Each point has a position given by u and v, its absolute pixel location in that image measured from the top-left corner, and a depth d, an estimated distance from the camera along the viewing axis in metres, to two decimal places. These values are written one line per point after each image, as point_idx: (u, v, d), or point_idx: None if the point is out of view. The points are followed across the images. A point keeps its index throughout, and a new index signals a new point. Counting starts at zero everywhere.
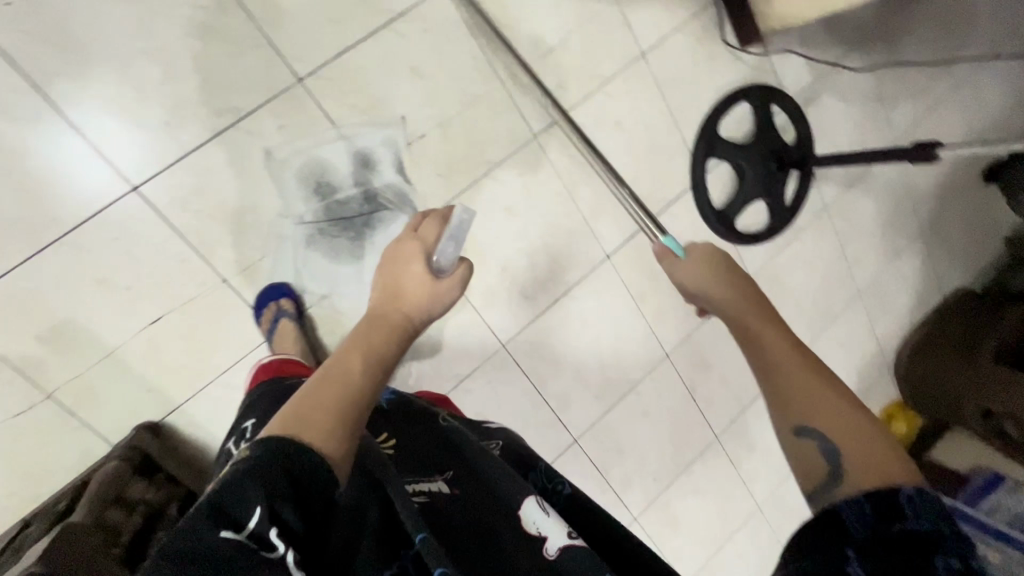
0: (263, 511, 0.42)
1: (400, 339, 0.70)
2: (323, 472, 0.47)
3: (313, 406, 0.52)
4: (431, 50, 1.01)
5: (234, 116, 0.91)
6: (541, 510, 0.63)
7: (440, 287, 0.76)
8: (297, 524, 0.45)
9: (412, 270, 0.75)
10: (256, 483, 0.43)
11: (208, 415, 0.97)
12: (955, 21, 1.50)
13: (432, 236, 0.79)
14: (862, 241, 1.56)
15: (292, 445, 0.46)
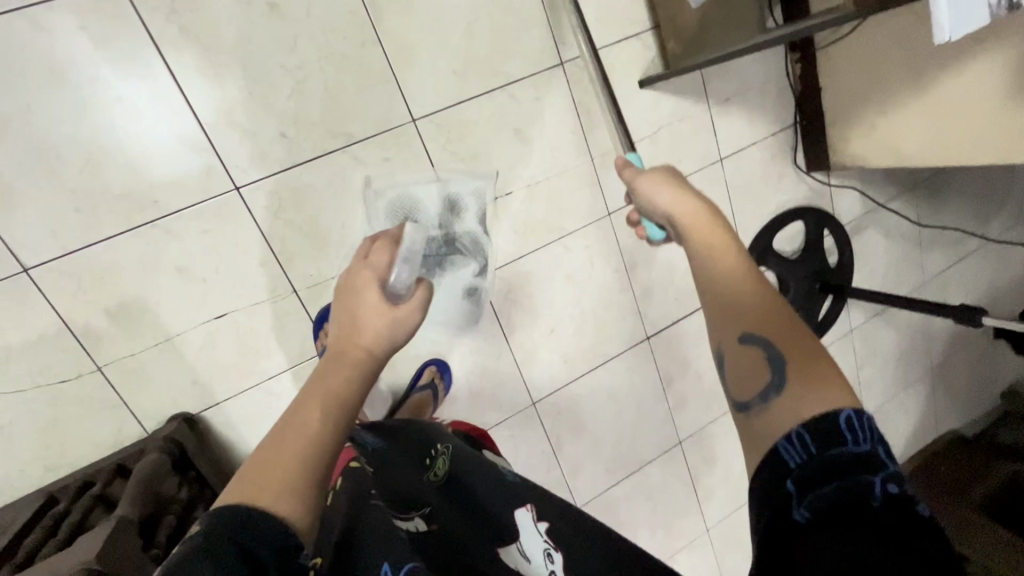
0: None
1: (363, 376, 0.63)
2: (281, 535, 0.49)
3: (265, 470, 0.51)
4: (537, 117, 1.06)
5: (346, 140, 0.94)
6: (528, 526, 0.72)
7: (400, 312, 0.68)
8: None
9: (364, 300, 0.67)
10: (205, 563, 0.44)
11: (244, 416, 0.98)
12: (999, 187, 1.60)
13: (382, 262, 0.71)
14: (875, 369, 1.63)
15: (244, 515, 0.48)
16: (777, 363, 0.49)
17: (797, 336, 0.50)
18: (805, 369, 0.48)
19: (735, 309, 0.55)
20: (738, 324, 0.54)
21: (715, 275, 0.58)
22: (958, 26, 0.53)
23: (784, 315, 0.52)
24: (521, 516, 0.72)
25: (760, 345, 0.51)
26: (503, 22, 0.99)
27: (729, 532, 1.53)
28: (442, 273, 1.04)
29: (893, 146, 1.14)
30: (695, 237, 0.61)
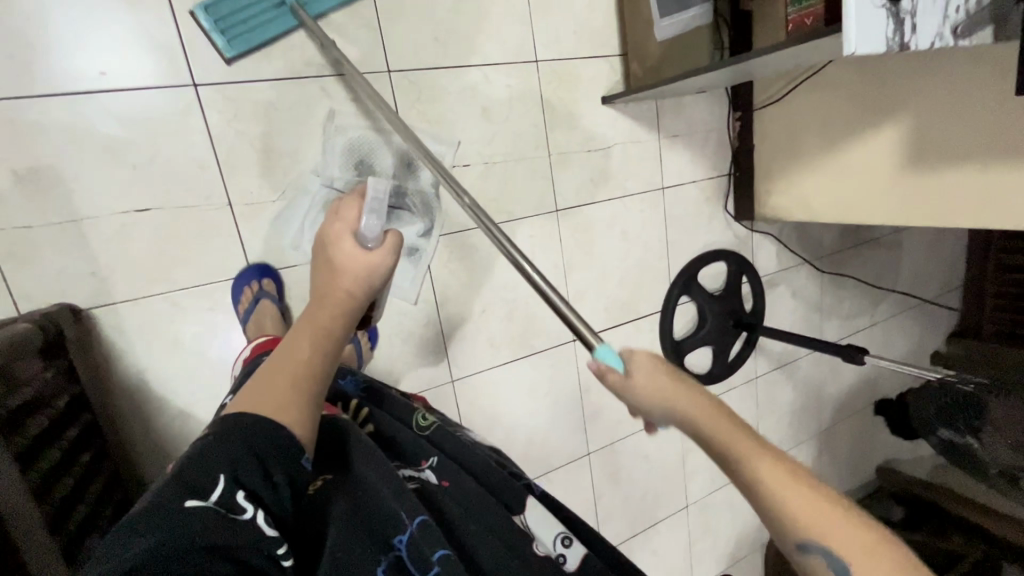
0: (226, 478, 0.52)
1: (345, 314, 0.70)
2: (278, 435, 0.56)
3: (266, 386, 0.61)
4: (505, 102, 1.13)
5: (318, 71, 0.96)
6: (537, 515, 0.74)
7: (373, 257, 0.70)
8: (262, 492, 0.54)
9: (340, 249, 0.69)
10: (220, 458, 0.52)
11: (140, 324, 0.90)
12: (888, 275, 1.84)
13: (354, 215, 0.72)
14: (773, 420, 1.74)
15: (252, 418, 0.57)
16: (839, 562, 0.51)
17: (845, 529, 0.52)
18: (858, 557, 0.51)
19: (780, 512, 0.54)
20: (795, 534, 0.53)
21: (739, 474, 0.57)
22: (860, 44, 0.64)
23: (816, 494, 0.54)
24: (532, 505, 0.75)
25: (821, 556, 0.52)
26: (490, 10, 1.08)
27: None
28: (386, 223, 1.06)
29: (806, 202, 1.30)
30: (700, 430, 0.59)
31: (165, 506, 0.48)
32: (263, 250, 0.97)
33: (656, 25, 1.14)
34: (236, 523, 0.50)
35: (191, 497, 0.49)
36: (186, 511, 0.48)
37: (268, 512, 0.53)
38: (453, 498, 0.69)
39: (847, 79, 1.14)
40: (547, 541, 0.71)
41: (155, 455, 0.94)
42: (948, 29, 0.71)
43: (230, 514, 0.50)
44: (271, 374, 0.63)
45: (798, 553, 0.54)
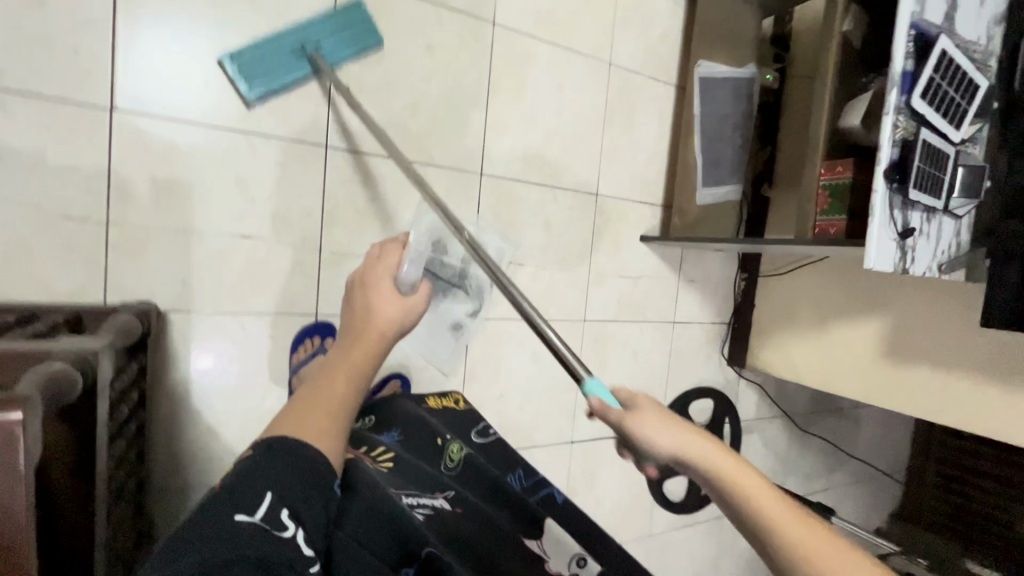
0: (270, 496, 0.57)
1: (375, 357, 0.75)
2: (321, 464, 0.62)
3: (305, 415, 0.65)
4: (565, 220, 1.30)
5: (424, 159, 1.12)
6: (547, 536, 0.85)
7: (408, 304, 0.79)
8: (299, 511, 0.59)
9: (381, 291, 0.78)
10: (264, 478, 0.58)
11: (204, 337, 0.94)
12: (845, 445, 2.00)
13: (394, 262, 0.81)
14: (729, 564, 1.78)
15: (294, 444, 0.61)
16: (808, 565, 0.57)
17: (824, 543, 0.58)
18: None
19: (790, 544, 0.58)
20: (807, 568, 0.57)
21: (758, 514, 0.60)
22: (877, 259, 0.83)
23: (839, 547, 0.58)
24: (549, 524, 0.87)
25: None
26: (570, 146, 1.29)
27: None
28: (443, 299, 1.16)
29: (793, 364, 1.48)
30: (719, 476, 0.62)
31: (220, 518, 0.54)
32: (334, 296, 1.05)
33: (699, 191, 1.38)
34: (278, 539, 0.55)
35: (239, 511, 0.55)
36: (236, 525, 0.54)
37: (307, 533, 0.58)
38: (465, 523, 0.78)
39: (843, 270, 1.37)
40: (563, 564, 0.82)
41: (170, 469, 0.94)
42: (935, 264, 0.92)
43: (272, 532, 0.55)
44: (311, 404, 0.67)
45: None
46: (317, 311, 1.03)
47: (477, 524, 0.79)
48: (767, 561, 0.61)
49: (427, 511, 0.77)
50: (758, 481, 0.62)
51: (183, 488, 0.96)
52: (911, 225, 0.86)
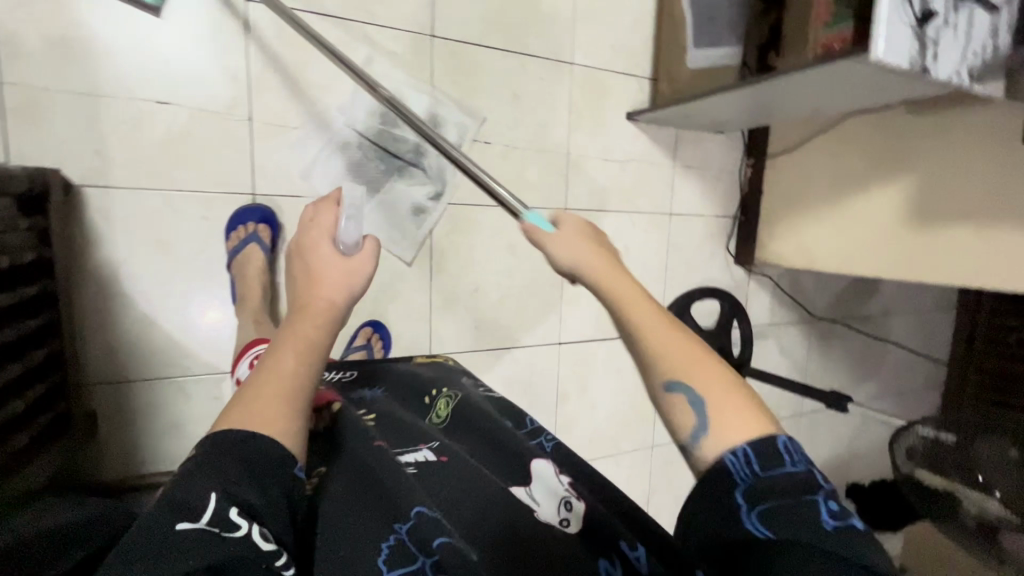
0: (217, 496, 0.44)
1: (328, 325, 0.58)
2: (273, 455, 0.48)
3: (243, 407, 0.50)
4: (536, 94, 1.17)
5: (366, 19, 1.00)
6: (533, 479, 0.64)
7: (353, 263, 0.62)
8: (258, 501, 0.46)
9: (315, 255, 0.61)
10: (209, 479, 0.45)
11: (128, 214, 0.87)
12: (873, 355, 1.84)
13: (330, 218, 0.63)
14: None
15: (230, 444, 0.47)
16: (699, 405, 0.47)
17: (709, 370, 0.48)
18: (717, 401, 0.46)
19: (659, 350, 0.49)
20: (657, 370, 0.49)
21: (632, 330, 0.51)
22: (889, 51, 0.68)
23: (694, 347, 0.49)
24: (539, 465, 0.66)
25: (683, 393, 0.47)
26: (536, 5, 1.14)
27: None
28: (398, 178, 1.05)
29: (806, 250, 1.34)
30: (608, 288, 0.54)
31: (154, 526, 0.42)
32: (274, 174, 0.96)
33: (689, 53, 1.21)
34: (231, 544, 0.43)
35: (182, 518, 0.42)
36: (174, 536, 0.41)
37: (264, 527, 0.45)
38: (454, 478, 0.61)
39: (864, 133, 1.19)
40: (547, 507, 0.60)
41: (104, 361, 0.88)
42: (965, 69, 0.75)
43: (221, 536, 0.42)
44: (253, 393, 0.51)
45: (660, 390, 0.49)
46: (255, 191, 0.95)
47: (470, 470, 0.62)
48: (653, 403, 0.50)
49: (412, 467, 0.62)
50: (630, 285, 0.54)
51: (127, 379, 0.90)
52: (932, 9, 0.69)
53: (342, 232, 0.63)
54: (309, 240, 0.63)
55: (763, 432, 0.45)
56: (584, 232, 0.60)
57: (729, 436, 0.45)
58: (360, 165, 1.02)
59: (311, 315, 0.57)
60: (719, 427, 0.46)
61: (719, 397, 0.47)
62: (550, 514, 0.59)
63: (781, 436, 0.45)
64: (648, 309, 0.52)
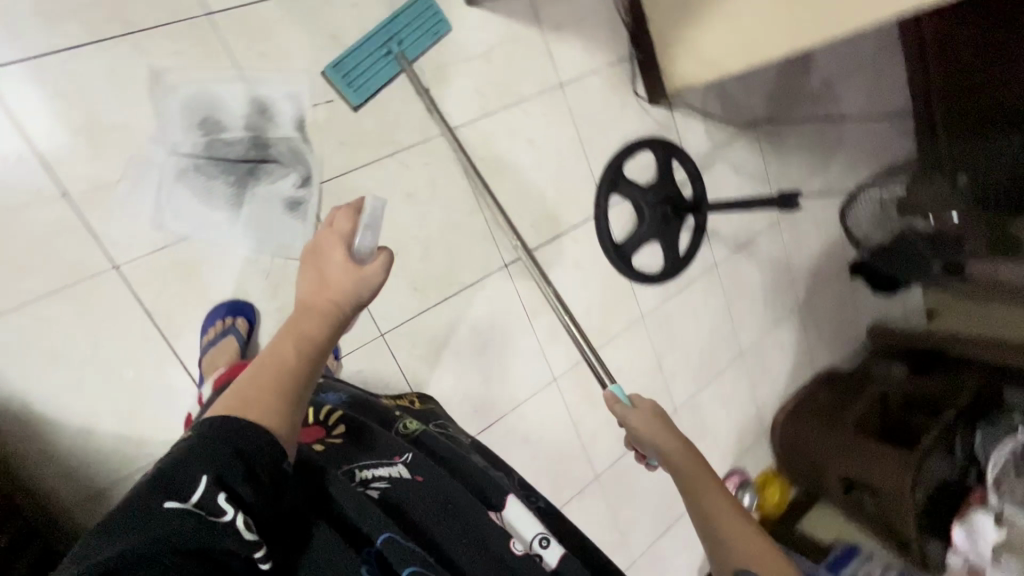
0: (208, 481, 0.44)
1: (331, 328, 0.61)
2: (267, 447, 0.47)
3: (247, 391, 0.51)
4: (355, 24, 1.03)
5: (124, 28, 0.86)
6: (518, 511, 0.70)
7: (365, 273, 0.66)
8: (249, 495, 0.45)
9: (330, 260, 0.65)
10: (200, 463, 0.44)
11: (1, 345, 0.82)
12: (830, 130, 1.75)
13: (345, 227, 0.68)
14: (745, 305, 1.67)
15: (228, 428, 0.46)
16: (748, 570, 0.65)
17: (742, 528, 0.69)
18: (762, 561, 0.66)
19: (704, 513, 0.72)
20: (711, 526, 0.71)
21: (705, 513, 0.72)
22: None
23: (735, 510, 0.71)
24: (513, 503, 0.71)
25: (740, 570, 0.66)
26: None
27: (622, 478, 1.46)
28: (256, 182, 0.97)
29: (710, 59, 1.25)
30: (679, 471, 0.77)
31: (142, 506, 0.42)
32: (124, 238, 0.88)
33: None
34: (215, 530, 0.42)
35: (170, 497, 0.42)
36: (162, 515, 0.41)
37: (250, 514, 0.45)
38: (427, 499, 0.62)
39: None
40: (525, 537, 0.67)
41: (65, 483, 0.88)
42: None
43: (207, 520, 0.42)
44: (251, 381, 0.53)
45: (728, 570, 0.67)
46: (115, 262, 0.88)
47: (443, 495, 0.63)
48: (721, 567, 0.69)
49: (384, 484, 0.62)
50: (677, 442, 0.80)
51: (98, 489, 0.90)
52: None
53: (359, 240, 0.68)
54: (322, 244, 0.67)
55: None
56: (655, 413, 0.84)
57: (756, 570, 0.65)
58: (208, 187, 0.94)
59: (319, 314, 0.61)
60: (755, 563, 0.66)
61: (754, 555, 0.66)
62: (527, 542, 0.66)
63: None
64: (679, 462, 0.78)
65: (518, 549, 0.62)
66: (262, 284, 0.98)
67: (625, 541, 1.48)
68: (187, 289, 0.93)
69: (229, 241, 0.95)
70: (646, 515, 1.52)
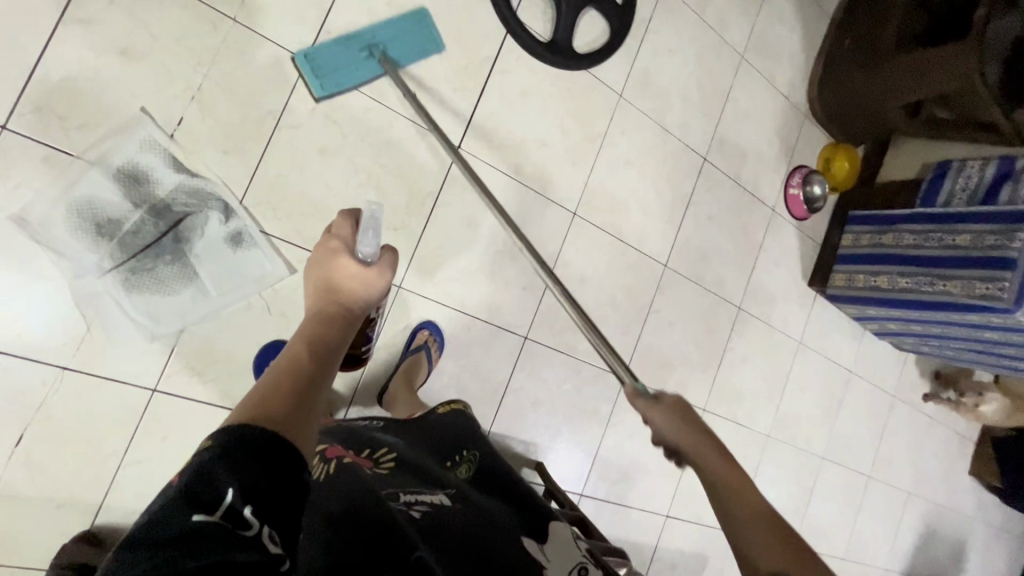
0: (235, 490, 0.46)
1: (345, 324, 0.73)
2: (274, 436, 0.50)
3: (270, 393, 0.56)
4: (133, 23, 0.87)
5: None
6: (566, 536, 0.80)
7: (374, 275, 0.78)
8: (271, 498, 0.48)
9: (341, 261, 0.77)
10: (226, 470, 0.47)
11: (137, 496, 0.92)
12: None
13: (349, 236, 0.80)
14: (718, 2, 1.42)
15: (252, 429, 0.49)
16: None
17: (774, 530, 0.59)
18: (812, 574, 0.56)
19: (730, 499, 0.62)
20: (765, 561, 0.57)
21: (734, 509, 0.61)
22: None
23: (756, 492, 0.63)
24: (559, 528, 0.82)
25: None
26: None
27: (688, 250, 1.45)
28: (190, 244, 0.92)
29: None
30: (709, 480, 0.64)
31: (172, 517, 0.44)
32: (139, 365, 0.90)
33: None
34: (242, 541, 0.44)
35: (197, 510, 0.45)
36: (193, 527, 0.44)
37: (276, 526, 0.47)
38: (463, 518, 0.72)
39: None
40: (560, 568, 0.73)
41: None
42: None
43: (234, 532, 0.45)
44: (275, 382, 0.59)
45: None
46: (152, 386, 0.91)
47: (483, 522, 0.73)
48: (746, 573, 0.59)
49: (425, 508, 0.73)
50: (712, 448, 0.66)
51: None
52: None
53: (363, 247, 0.77)
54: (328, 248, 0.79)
55: None
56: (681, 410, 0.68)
57: None
58: (158, 278, 0.90)
59: (336, 313, 0.74)
60: None
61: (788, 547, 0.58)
62: (564, 575, 0.72)
63: None
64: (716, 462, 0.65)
65: None
66: (266, 325, 0.98)
67: (722, 297, 1.51)
68: (223, 364, 0.96)
69: (217, 309, 0.94)
70: (729, 264, 1.52)
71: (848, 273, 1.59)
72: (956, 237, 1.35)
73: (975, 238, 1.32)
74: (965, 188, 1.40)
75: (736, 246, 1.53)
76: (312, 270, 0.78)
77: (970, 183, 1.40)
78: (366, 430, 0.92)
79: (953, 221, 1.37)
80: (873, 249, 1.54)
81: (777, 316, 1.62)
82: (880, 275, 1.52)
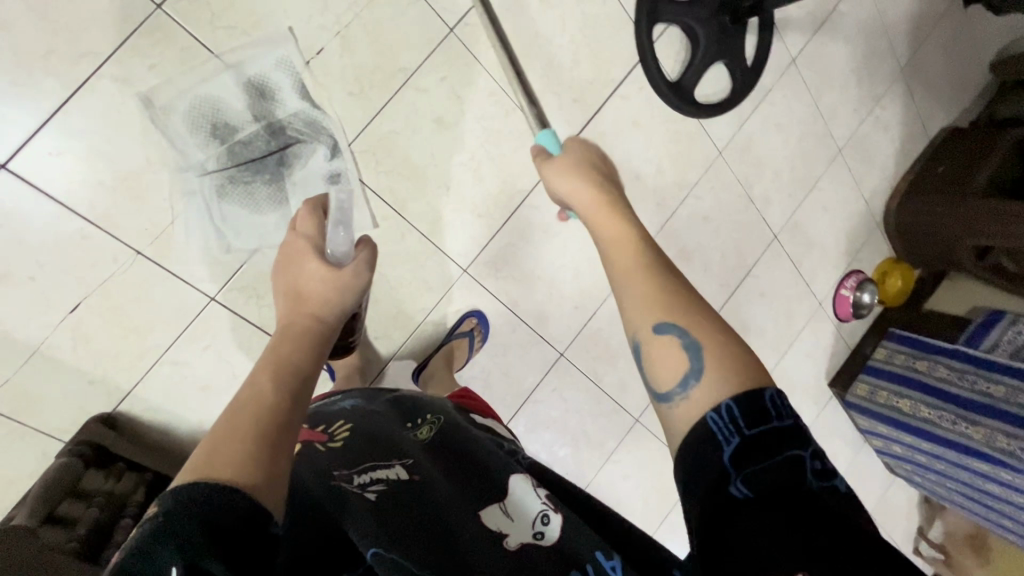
0: (178, 570, 0.43)
1: (313, 337, 0.76)
2: (219, 494, 0.47)
3: (227, 425, 0.57)
4: None
5: (94, 62, 0.78)
6: (526, 486, 0.70)
7: (344, 275, 0.82)
8: (220, 566, 0.44)
9: (309, 265, 0.81)
10: (167, 548, 0.43)
11: (163, 395, 0.92)
12: None
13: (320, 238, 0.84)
14: (836, 93, 1.44)
15: (194, 492, 0.47)
16: (687, 356, 0.60)
17: (655, 282, 0.67)
18: (698, 337, 0.61)
19: (615, 260, 0.74)
20: (648, 321, 0.65)
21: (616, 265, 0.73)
22: None
23: (650, 254, 0.72)
24: (519, 481, 0.71)
25: (676, 338, 0.61)
26: None
27: (732, 318, 1.47)
28: (291, 170, 0.92)
29: None
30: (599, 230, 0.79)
31: None
32: (206, 272, 0.90)
33: None
34: None
35: None
36: None
37: None
38: (417, 498, 0.65)
39: None
40: (521, 527, 0.65)
41: None
42: None
43: None
44: (232, 409, 0.60)
45: (653, 339, 0.63)
46: (210, 294, 0.91)
47: (436, 493, 0.67)
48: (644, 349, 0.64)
49: (382, 488, 0.66)
50: (620, 222, 0.78)
51: None
52: None
53: (331, 245, 0.83)
54: (303, 247, 0.83)
55: (757, 379, 0.57)
56: (582, 174, 0.86)
57: (725, 387, 0.56)
58: (250, 194, 0.90)
59: (304, 327, 0.77)
60: (718, 375, 0.57)
61: (670, 306, 0.64)
62: (526, 534, 0.64)
63: (770, 390, 0.55)
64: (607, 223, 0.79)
65: (513, 544, 0.63)
66: None
67: None
68: None
69: None
70: (764, 343, 1.53)
71: (871, 386, 1.60)
72: (991, 386, 1.39)
73: (1009, 393, 1.36)
74: (1014, 342, 1.44)
75: (777, 328, 1.54)
76: (291, 254, 0.82)
77: (1020, 339, 1.44)
78: (333, 403, 0.89)
79: (995, 370, 1.40)
80: (903, 371, 1.57)
81: (790, 406, 1.64)
82: (904, 397, 1.55)
